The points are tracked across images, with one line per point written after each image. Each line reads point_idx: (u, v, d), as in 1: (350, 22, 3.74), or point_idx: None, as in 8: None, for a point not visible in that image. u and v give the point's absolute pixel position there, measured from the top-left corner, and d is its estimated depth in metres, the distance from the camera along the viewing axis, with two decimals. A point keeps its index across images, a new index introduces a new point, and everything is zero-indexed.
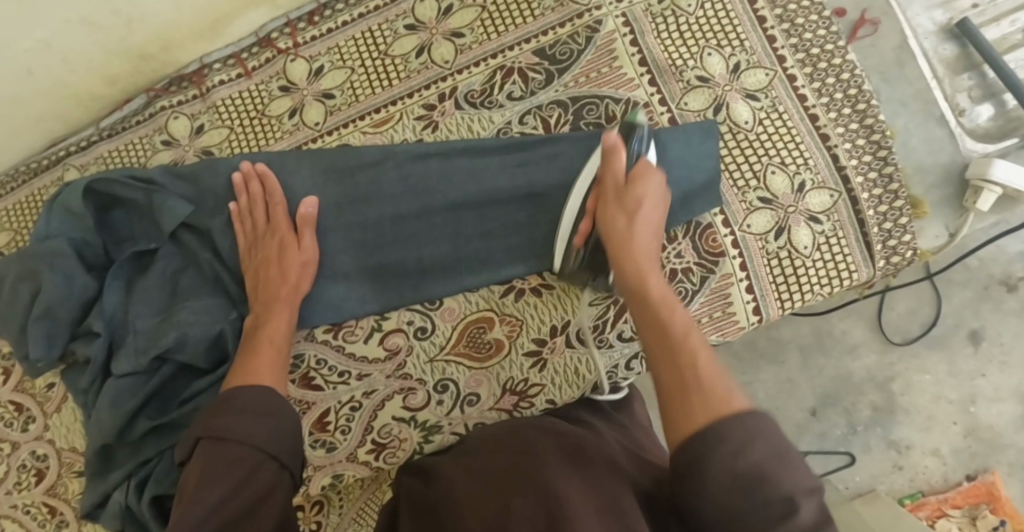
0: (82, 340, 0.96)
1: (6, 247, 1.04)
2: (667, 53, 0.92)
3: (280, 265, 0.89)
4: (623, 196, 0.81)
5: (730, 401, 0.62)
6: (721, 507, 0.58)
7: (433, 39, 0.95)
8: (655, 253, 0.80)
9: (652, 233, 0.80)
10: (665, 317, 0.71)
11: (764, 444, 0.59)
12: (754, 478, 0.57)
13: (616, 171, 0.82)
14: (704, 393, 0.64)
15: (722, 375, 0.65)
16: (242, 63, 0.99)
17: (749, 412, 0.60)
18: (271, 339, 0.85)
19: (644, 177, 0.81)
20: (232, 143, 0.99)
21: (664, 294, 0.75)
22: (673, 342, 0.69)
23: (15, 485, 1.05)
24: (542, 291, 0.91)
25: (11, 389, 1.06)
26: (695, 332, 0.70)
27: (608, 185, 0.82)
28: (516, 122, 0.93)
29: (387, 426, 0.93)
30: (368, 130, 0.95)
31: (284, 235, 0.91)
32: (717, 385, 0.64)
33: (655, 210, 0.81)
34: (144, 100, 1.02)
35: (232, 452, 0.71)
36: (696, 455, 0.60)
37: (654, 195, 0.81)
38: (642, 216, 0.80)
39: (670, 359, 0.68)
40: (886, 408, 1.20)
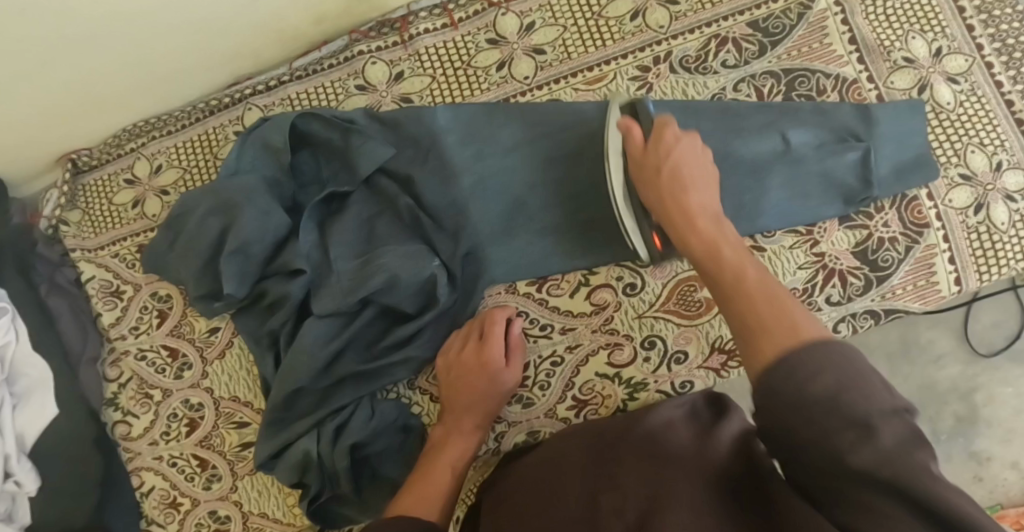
0: (273, 279, 0.92)
1: (173, 186, 1.02)
2: (876, 34, 0.96)
3: (481, 396, 0.87)
4: (650, 155, 0.83)
5: (798, 334, 0.59)
6: (815, 443, 0.55)
7: (648, 4, 0.97)
8: (707, 204, 0.79)
9: (700, 182, 0.81)
10: (714, 271, 0.72)
11: (837, 365, 0.55)
12: (825, 401, 0.54)
13: (635, 147, 0.84)
14: (770, 318, 0.62)
15: (790, 307, 0.63)
16: (448, 14, 0.99)
17: (821, 341, 0.57)
18: (446, 461, 0.83)
19: (659, 143, 0.83)
20: (434, 92, 0.99)
21: (709, 243, 0.75)
22: (728, 290, 0.69)
23: (162, 436, 1.00)
24: (755, 253, 0.92)
25: (165, 334, 1.01)
26: (751, 270, 0.70)
27: (632, 160, 0.85)
28: (730, 89, 0.95)
29: (589, 382, 0.92)
30: (580, 86, 0.96)
31: (487, 377, 0.87)
32: (795, 313, 0.62)
33: (687, 164, 0.82)
34: (343, 42, 1.01)
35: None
36: (772, 387, 0.57)
37: (675, 151, 0.82)
38: (668, 185, 0.80)
39: (726, 304, 0.68)
40: (969, 418, 1.10)
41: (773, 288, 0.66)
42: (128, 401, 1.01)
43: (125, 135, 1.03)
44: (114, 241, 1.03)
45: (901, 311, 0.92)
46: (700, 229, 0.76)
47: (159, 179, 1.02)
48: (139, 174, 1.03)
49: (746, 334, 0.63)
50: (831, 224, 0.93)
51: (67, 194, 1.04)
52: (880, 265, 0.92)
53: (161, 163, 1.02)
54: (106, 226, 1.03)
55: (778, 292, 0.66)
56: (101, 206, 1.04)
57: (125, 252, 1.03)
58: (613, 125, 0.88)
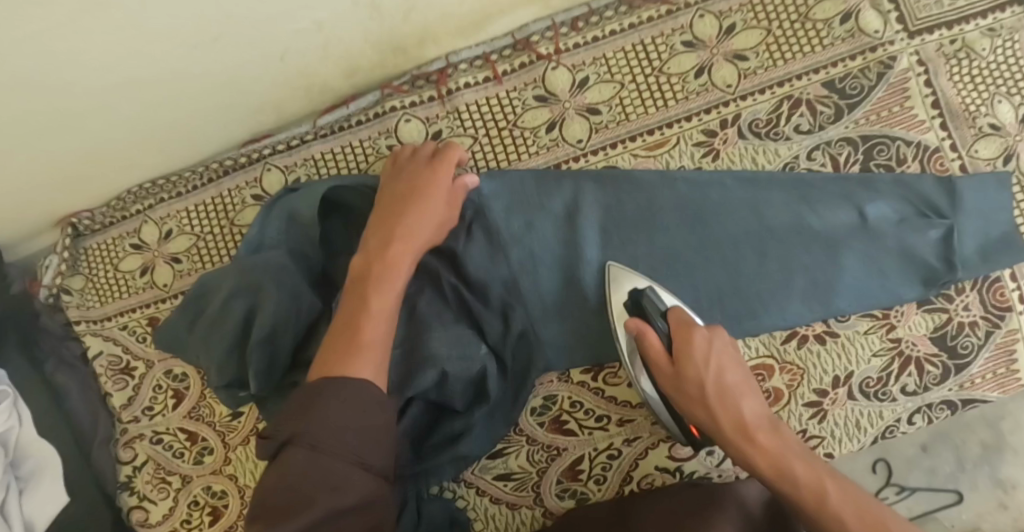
0: (306, 369, 0.83)
1: (186, 254, 0.93)
2: (960, 97, 0.88)
3: (423, 209, 0.79)
4: (682, 374, 0.75)
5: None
6: None
7: (714, 60, 0.88)
8: (758, 410, 0.73)
9: (727, 361, 0.75)
10: (790, 490, 0.67)
11: None
12: None
13: (657, 355, 0.77)
14: (850, 518, 0.64)
15: (882, 522, 0.63)
16: (492, 66, 0.89)
17: None
18: (380, 309, 0.71)
19: (693, 357, 0.75)
20: (476, 154, 0.89)
21: (774, 461, 0.69)
22: (806, 505, 0.66)
23: (183, 524, 0.92)
24: (827, 339, 0.86)
25: (182, 416, 0.93)
26: (827, 479, 0.67)
27: (665, 376, 0.77)
28: (804, 157, 0.87)
29: (649, 476, 0.86)
30: (640, 152, 0.88)
31: (433, 186, 0.80)
32: (893, 525, 0.63)
33: (727, 368, 0.74)
34: (376, 96, 0.90)
35: (334, 475, 0.60)
36: None
37: (712, 358, 0.74)
38: (696, 389, 0.74)
39: (816, 530, 0.65)
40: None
41: (854, 493, 0.66)
42: (144, 486, 0.93)
43: (130, 196, 0.93)
44: (122, 311, 0.94)
45: (980, 402, 0.86)
46: (744, 409, 0.73)
47: (170, 245, 0.94)
48: (147, 239, 0.94)
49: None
50: (909, 307, 0.87)
51: (68, 260, 0.94)
52: (959, 352, 0.86)
53: (171, 228, 0.93)
54: (112, 295, 0.94)
55: (843, 496, 0.65)
56: (106, 272, 0.95)
57: (134, 324, 0.94)
58: (620, 322, 0.82)
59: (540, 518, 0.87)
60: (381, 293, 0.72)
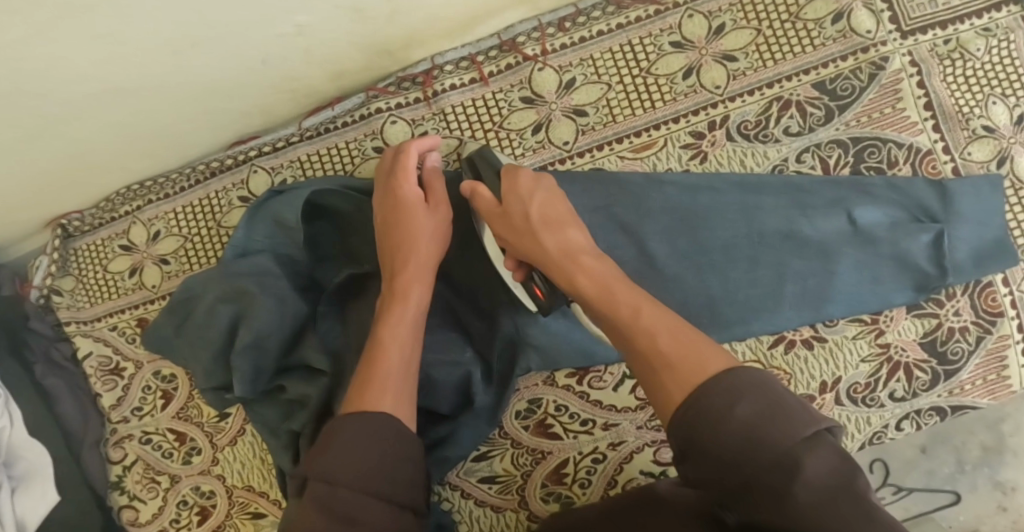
0: (294, 374, 0.84)
1: (174, 255, 0.93)
2: (954, 98, 0.87)
3: (420, 234, 0.78)
4: (510, 219, 0.75)
5: (704, 368, 0.56)
6: (742, 463, 0.51)
7: (703, 60, 0.87)
8: (583, 241, 0.74)
9: (545, 199, 0.76)
10: (609, 314, 0.65)
11: (760, 393, 0.53)
12: (746, 433, 0.51)
13: (488, 207, 0.77)
14: (661, 339, 0.60)
15: (699, 344, 0.58)
16: (478, 67, 0.89)
17: (737, 368, 0.54)
18: (399, 341, 0.73)
19: (516, 188, 0.76)
20: (461, 157, 0.88)
21: (598, 285, 0.68)
22: (625, 332, 0.63)
23: (172, 523, 0.93)
24: (815, 344, 0.85)
25: (170, 416, 0.94)
26: (645, 304, 0.65)
27: (492, 220, 0.77)
28: (793, 159, 0.86)
29: (634, 480, 0.86)
30: (627, 154, 0.87)
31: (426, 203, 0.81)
32: (706, 351, 0.58)
33: (548, 205, 0.76)
34: (360, 99, 0.90)
35: (356, 508, 0.58)
36: (692, 433, 0.53)
37: (536, 193, 0.76)
38: (518, 224, 0.75)
39: (635, 355, 0.61)
40: (995, 448, 0.99)
41: (682, 332, 0.60)
42: (134, 485, 0.94)
43: (119, 198, 0.93)
44: (111, 312, 0.95)
45: (969, 407, 0.86)
46: (570, 239, 0.73)
47: (158, 247, 0.94)
48: (135, 240, 0.94)
49: (653, 363, 0.59)
50: (898, 312, 0.86)
51: (58, 262, 0.94)
52: (949, 357, 0.85)
53: (159, 229, 0.93)
54: (101, 297, 0.95)
55: (659, 321, 0.62)
56: (95, 273, 0.95)
57: (124, 325, 0.94)
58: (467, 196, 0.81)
59: (525, 521, 0.86)
60: (392, 328, 0.74)
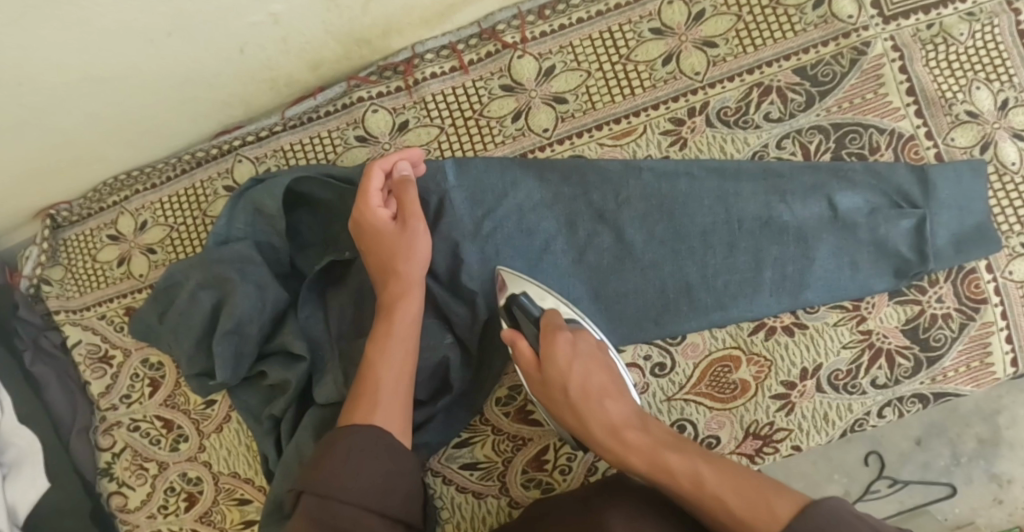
0: (271, 361, 0.86)
1: (161, 244, 0.94)
2: (936, 83, 0.86)
3: (403, 256, 0.79)
4: (550, 373, 0.78)
5: (777, 516, 0.63)
6: None
7: (683, 47, 0.87)
8: (622, 411, 0.76)
9: (583, 368, 0.78)
10: (662, 473, 0.70)
11: (837, 526, 0.61)
12: None
13: (527, 363, 0.79)
14: (718, 487, 0.67)
15: (764, 489, 0.66)
16: (458, 56, 0.89)
17: (811, 506, 0.63)
18: (390, 366, 0.77)
19: (555, 357, 0.78)
20: (441, 144, 0.89)
21: (648, 460, 0.72)
22: (687, 495, 0.68)
23: (160, 510, 0.94)
24: (796, 331, 0.85)
25: (158, 404, 0.94)
26: (699, 463, 0.69)
27: (532, 379, 0.80)
28: (773, 146, 0.86)
29: (613, 467, 0.86)
30: (606, 141, 0.87)
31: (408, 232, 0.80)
32: (772, 493, 0.65)
33: (587, 374, 0.78)
34: (341, 88, 0.90)
35: (345, 517, 0.67)
36: None
37: (573, 366, 0.78)
38: (556, 393, 0.78)
39: (687, 506, 0.68)
40: (991, 440, 0.99)
41: (730, 471, 0.68)
42: (123, 472, 0.95)
43: (106, 188, 0.94)
44: (100, 301, 0.96)
45: (952, 395, 0.85)
46: (629, 441, 0.74)
47: (145, 236, 0.94)
48: (123, 230, 0.95)
49: (717, 519, 0.66)
50: (880, 298, 0.85)
51: (48, 251, 0.96)
52: (931, 344, 0.85)
53: (146, 218, 0.94)
54: (90, 286, 0.96)
55: (711, 467, 0.69)
56: (84, 263, 0.96)
57: (112, 314, 0.95)
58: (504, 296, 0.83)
59: (506, 508, 0.87)
60: (385, 349, 0.78)
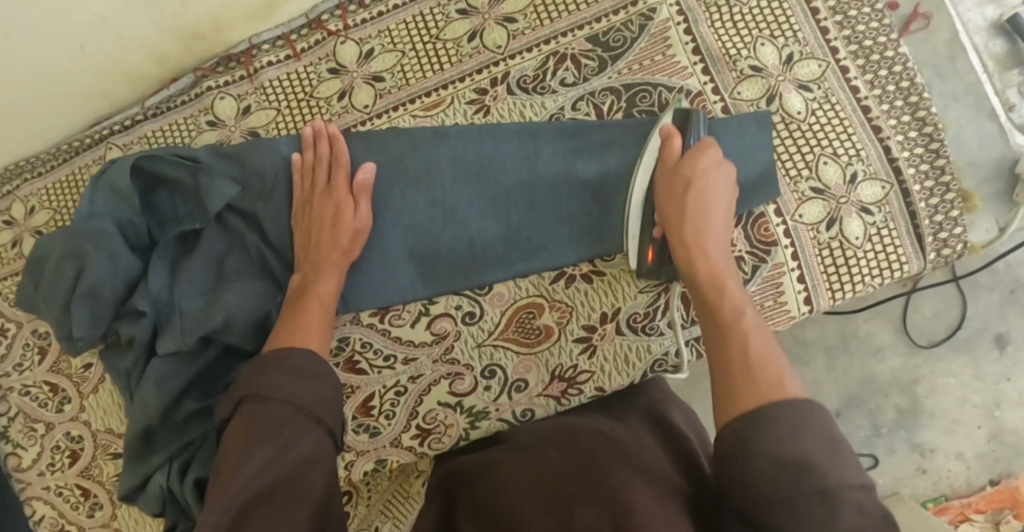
0: (126, 319, 0.95)
1: (46, 227, 1.05)
2: (721, 42, 0.92)
3: (330, 214, 0.89)
4: (681, 167, 0.82)
5: (782, 388, 0.63)
6: (783, 466, 0.57)
7: (486, 24, 0.95)
8: (720, 236, 0.81)
9: (718, 189, 0.81)
10: (718, 306, 0.74)
11: (818, 440, 0.59)
12: (801, 455, 0.57)
13: (670, 156, 0.83)
14: (750, 343, 0.69)
15: (782, 364, 0.66)
16: (290, 45, 1.00)
17: (810, 402, 0.61)
18: (314, 315, 0.84)
19: (697, 159, 0.81)
20: (279, 124, 0.99)
21: (712, 274, 0.78)
22: (722, 320, 0.72)
23: (48, 467, 1.04)
24: (593, 278, 0.91)
25: (46, 369, 1.05)
26: (749, 311, 0.73)
27: (665, 171, 0.83)
28: (568, 108, 0.93)
29: (432, 411, 0.92)
30: (418, 113, 0.95)
31: (339, 198, 0.89)
32: (783, 375, 0.65)
33: (711, 189, 0.81)
34: (191, 79, 1.02)
35: (278, 417, 0.70)
36: (806, 448, 0.58)
37: (707, 175, 0.81)
38: (693, 207, 0.80)
39: (722, 338, 0.71)
40: (911, 410, 1.15)
41: (765, 333, 0.70)
42: (17, 434, 1.05)
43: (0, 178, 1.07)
44: None
45: None
46: (711, 261, 0.78)
47: (33, 220, 1.06)
48: (15, 215, 1.06)
49: (731, 360, 0.68)
50: None
51: None
52: None
53: (34, 204, 1.06)
54: None
55: (754, 329, 0.71)
56: None
57: (5, 290, 1.06)
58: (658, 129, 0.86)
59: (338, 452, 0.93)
60: (310, 300, 0.86)
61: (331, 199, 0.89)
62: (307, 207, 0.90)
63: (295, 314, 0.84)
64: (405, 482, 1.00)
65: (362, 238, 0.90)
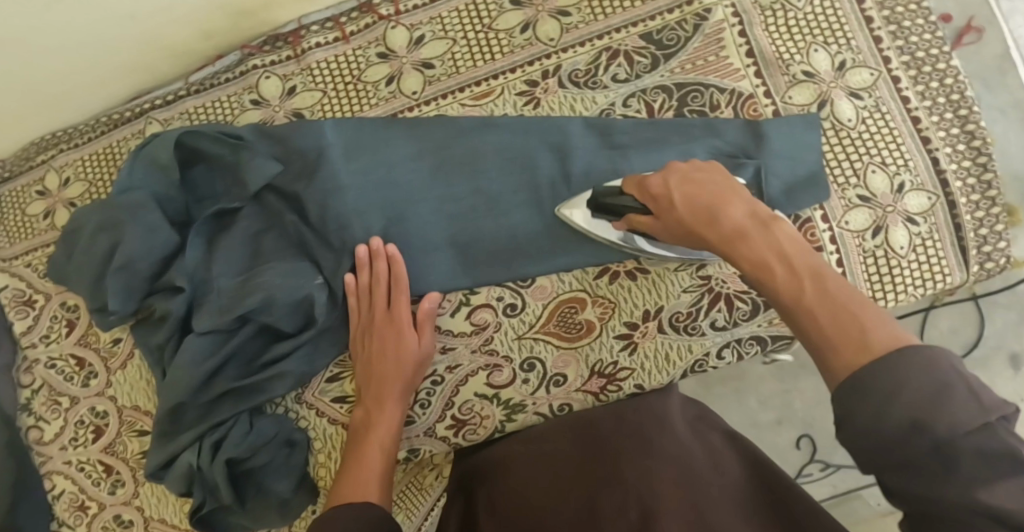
0: (160, 296, 0.93)
1: (80, 199, 1.04)
2: (774, 46, 0.92)
3: (392, 347, 0.87)
4: (661, 203, 0.76)
5: (868, 349, 0.54)
6: (899, 443, 0.50)
7: (539, 16, 0.95)
8: (744, 210, 0.70)
9: (706, 185, 0.74)
10: (784, 293, 0.62)
11: (925, 385, 0.50)
12: (912, 420, 0.49)
13: (645, 223, 0.79)
14: (823, 309, 0.58)
15: (864, 319, 0.56)
16: (340, 27, 0.99)
17: (905, 350, 0.52)
18: (377, 445, 0.83)
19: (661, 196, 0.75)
20: (324, 107, 0.98)
21: (758, 258, 0.65)
22: (795, 307, 0.60)
23: (71, 441, 1.03)
24: (638, 275, 0.91)
25: (73, 342, 1.04)
26: (812, 272, 0.62)
27: (658, 227, 0.78)
28: (619, 104, 0.92)
29: (468, 402, 0.92)
30: (467, 102, 0.95)
31: (399, 324, 0.88)
32: (870, 320, 0.56)
33: (698, 190, 0.73)
34: (236, 57, 1.01)
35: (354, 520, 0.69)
36: (913, 408, 0.50)
37: (682, 190, 0.74)
38: (697, 211, 0.72)
39: (793, 321, 0.60)
40: None
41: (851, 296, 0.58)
42: (41, 407, 1.04)
43: (36, 147, 1.06)
44: (27, 250, 1.06)
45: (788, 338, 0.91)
46: (753, 240, 0.66)
47: (67, 191, 1.04)
48: (49, 186, 1.05)
49: (810, 337, 0.58)
50: None
51: None
52: None
53: (68, 176, 1.05)
54: (19, 236, 1.06)
55: (829, 290, 0.59)
56: (15, 215, 1.06)
57: (37, 261, 1.05)
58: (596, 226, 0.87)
59: None
60: (372, 427, 0.85)
61: (392, 326, 0.88)
62: (362, 343, 0.89)
63: (354, 456, 0.82)
64: (417, 477, 1.00)
65: (422, 367, 0.90)
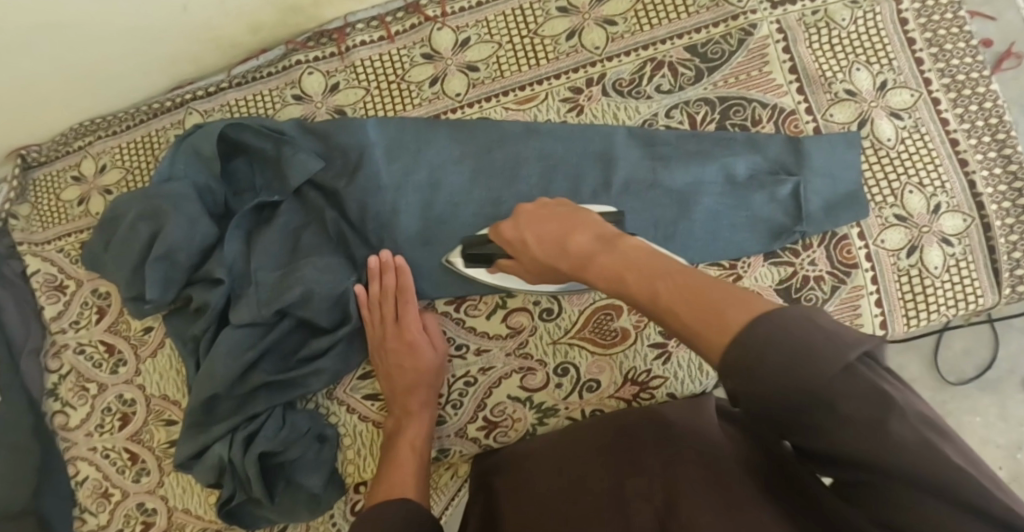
0: (198, 286, 0.93)
1: (116, 187, 1.04)
2: (818, 64, 0.93)
3: (409, 363, 0.88)
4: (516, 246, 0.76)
5: (720, 327, 0.50)
6: (789, 403, 0.47)
7: (585, 24, 0.96)
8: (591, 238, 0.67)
9: (546, 222, 0.73)
10: (643, 300, 0.57)
11: (780, 345, 0.47)
12: (780, 383, 0.47)
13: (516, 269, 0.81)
14: (680, 304, 0.54)
15: (712, 302, 0.52)
16: (386, 27, 0.99)
17: (756, 318, 0.49)
18: (405, 454, 0.84)
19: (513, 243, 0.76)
20: (367, 105, 0.98)
21: (609, 275, 0.61)
22: (653, 312, 0.56)
23: (97, 428, 1.03)
24: None
25: (103, 329, 1.04)
26: (656, 273, 0.58)
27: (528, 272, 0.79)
28: (662, 115, 0.93)
29: (501, 404, 0.93)
30: (511, 106, 0.96)
31: (411, 338, 0.88)
32: (719, 300, 0.52)
33: (547, 225, 0.72)
34: (280, 51, 1.02)
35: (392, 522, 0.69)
36: (783, 368, 0.47)
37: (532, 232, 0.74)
38: (556, 244, 0.70)
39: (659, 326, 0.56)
40: None
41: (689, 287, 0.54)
42: (67, 393, 1.03)
43: (73, 133, 1.06)
44: (60, 236, 1.06)
45: None
46: (600, 259, 0.63)
47: (104, 178, 1.05)
48: (85, 172, 1.05)
49: (676, 334, 0.54)
50: (756, 258, 0.90)
51: (18, 188, 1.06)
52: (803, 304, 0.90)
53: (106, 162, 1.05)
54: (53, 221, 1.06)
55: (676, 282, 0.56)
56: (50, 201, 1.06)
57: (70, 247, 1.05)
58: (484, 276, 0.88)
59: None
60: (400, 436, 0.86)
61: (404, 341, 0.88)
62: (379, 357, 0.91)
63: (387, 469, 0.82)
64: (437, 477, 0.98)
65: (441, 372, 0.91)
